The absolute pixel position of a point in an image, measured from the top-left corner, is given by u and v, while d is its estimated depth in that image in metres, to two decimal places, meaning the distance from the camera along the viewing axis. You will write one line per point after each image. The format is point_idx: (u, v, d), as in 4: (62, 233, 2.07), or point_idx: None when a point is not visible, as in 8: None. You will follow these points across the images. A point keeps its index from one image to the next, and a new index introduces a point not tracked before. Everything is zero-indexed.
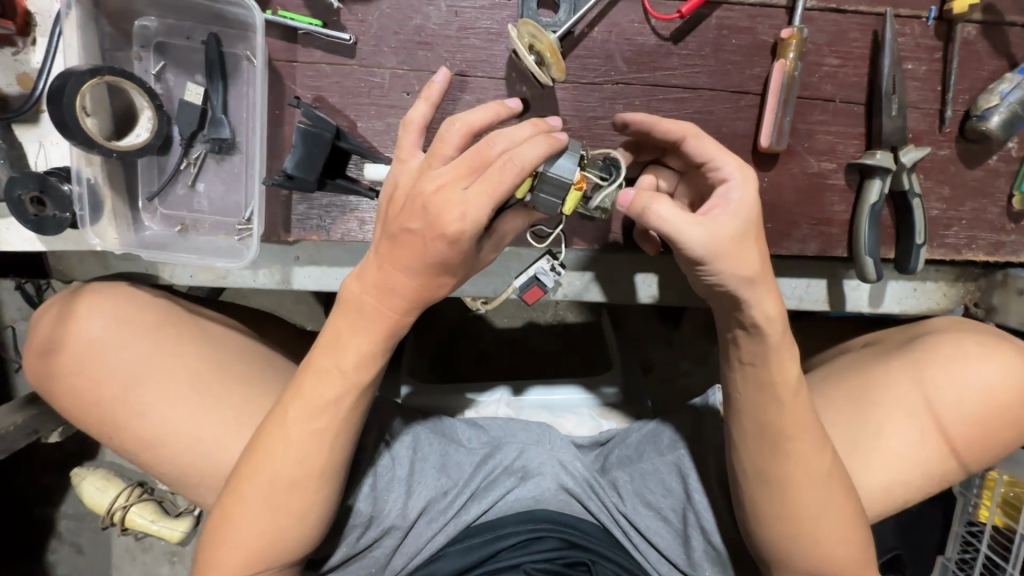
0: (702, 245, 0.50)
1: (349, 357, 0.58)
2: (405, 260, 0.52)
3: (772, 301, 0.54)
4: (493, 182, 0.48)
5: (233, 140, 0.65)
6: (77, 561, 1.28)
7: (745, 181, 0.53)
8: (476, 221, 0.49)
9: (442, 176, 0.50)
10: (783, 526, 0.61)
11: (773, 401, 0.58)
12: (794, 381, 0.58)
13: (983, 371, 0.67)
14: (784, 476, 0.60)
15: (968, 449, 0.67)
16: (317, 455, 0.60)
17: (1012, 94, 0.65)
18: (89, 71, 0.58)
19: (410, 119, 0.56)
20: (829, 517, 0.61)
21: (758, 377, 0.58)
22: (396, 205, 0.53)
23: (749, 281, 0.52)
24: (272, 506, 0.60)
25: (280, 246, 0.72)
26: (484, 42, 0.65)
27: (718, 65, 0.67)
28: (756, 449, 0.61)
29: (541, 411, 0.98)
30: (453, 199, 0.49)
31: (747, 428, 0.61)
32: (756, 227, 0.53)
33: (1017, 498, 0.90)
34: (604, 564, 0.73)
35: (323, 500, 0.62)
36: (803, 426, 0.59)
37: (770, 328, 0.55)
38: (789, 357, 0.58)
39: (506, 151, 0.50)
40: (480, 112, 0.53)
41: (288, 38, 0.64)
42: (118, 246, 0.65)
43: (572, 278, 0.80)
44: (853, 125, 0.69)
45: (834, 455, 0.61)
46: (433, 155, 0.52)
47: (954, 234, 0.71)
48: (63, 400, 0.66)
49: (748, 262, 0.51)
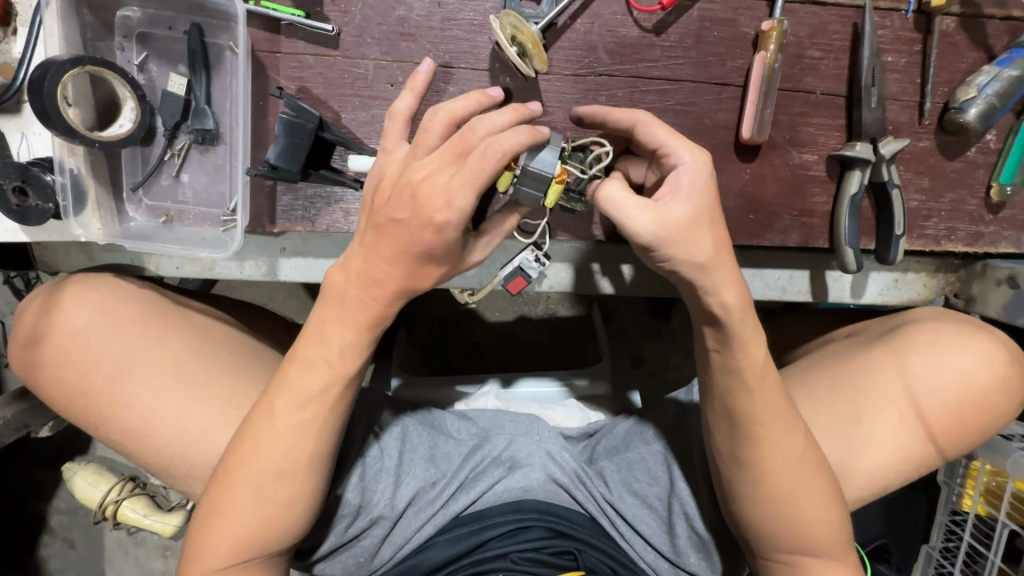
0: (649, 230, 0.50)
1: (335, 348, 0.58)
2: (390, 251, 0.52)
3: (736, 287, 0.54)
4: (476, 169, 0.48)
5: (217, 131, 0.66)
6: (69, 556, 1.28)
7: (694, 164, 0.53)
8: (461, 208, 0.49)
9: (428, 165, 0.50)
10: (765, 512, 0.62)
11: (742, 388, 0.59)
12: (759, 365, 0.58)
13: (959, 359, 0.69)
14: (763, 464, 0.61)
15: (945, 436, 0.69)
16: (303, 446, 0.60)
17: (989, 86, 0.66)
18: (71, 60, 0.58)
19: (396, 110, 0.56)
20: (808, 502, 0.62)
21: (722, 365, 0.59)
22: (382, 194, 0.53)
23: (707, 267, 0.52)
24: (259, 497, 0.60)
25: (266, 237, 0.72)
26: (467, 33, 0.66)
27: (699, 56, 0.68)
28: (735, 437, 0.62)
29: (530, 403, 0.97)
30: (439, 187, 0.49)
31: (724, 415, 0.62)
32: (711, 212, 0.53)
33: (999, 486, 0.91)
34: (590, 552, 0.76)
35: (312, 488, 0.62)
36: (772, 412, 0.60)
37: (732, 317, 0.55)
38: (755, 344, 0.58)
39: (489, 137, 0.50)
40: (462, 100, 0.54)
41: (271, 29, 0.64)
42: (102, 237, 0.65)
43: (558, 270, 0.80)
44: (833, 117, 0.70)
45: (812, 443, 0.62)
46: (418, 146, 0.53)
47: (934, 225, 0.72)
48: (49, 391, 0.66)
49: (698, 246, 0.51)
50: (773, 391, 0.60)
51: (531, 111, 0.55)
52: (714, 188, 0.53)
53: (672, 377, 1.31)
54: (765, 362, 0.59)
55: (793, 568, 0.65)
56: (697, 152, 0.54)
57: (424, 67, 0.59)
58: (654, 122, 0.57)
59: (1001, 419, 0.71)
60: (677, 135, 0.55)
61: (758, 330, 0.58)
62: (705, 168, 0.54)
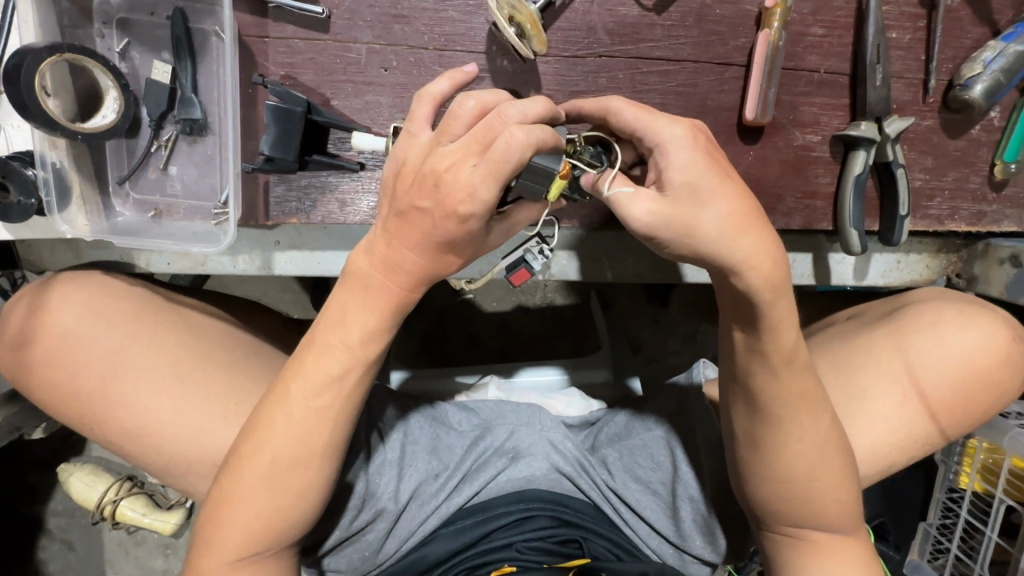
0: (641, 221, 0.50)
1: (356, 333, 0.58)
2: (413, 238, 0.53)
3: (768, 264, 0.50)
4: (499, 162, 0.47)
5: (205, 121, 0.63)
6: (69, 557, 1.27)
7: (686, 141, 0.49)
8: (484, 201, 0.49)
9: (453, 153, 0.49)
10: (780, 485, 0.62)
11: (769, 360, 0.57)
12: (788, 349, 0.56)
13: (960, 340, 0.68)
14: (776, 444, 0.61)
15: (947, 413, 0.68)
16: (317, 433, 0.60)
17: (995, 61, 0.65)
18: (48, 48, 0.56)
19: (427, 92, 0.54)
20: (823, 474, 0.61)
21: (749, 346, 0.57)
22: (405, 179, 0.52)
23: (719, 246, 0.49)
24: (273, 484, 0.60)
25: (259, 230, 0.70)
26: (462, 14, 0.63)
27: (701, 36, 0.66)
28: (755, 421, 0.61)
29: (530, 392, 0.97)
30: (462, 178, 0.48)
31: (746, 393, 0.61)
32: (719, 185, 0.49)
33: (995, 464, 0.93)
34: (595, 540, 0.76)
35: (326, 475, 0.62)
36: (801, 385, 0.58)
37: (759, 295, 0.52)
38: (784, 326, 0.55)
39: (513, 125, 0.48)
40: (493, 93, 0.53)
41: (258, 13, 0.62)
42: (89, 233, 0.63)
43: (560, 259, 0.80)
44: (837, 96, 0.68)
45: (834, 426, 0.62)
46: (443, 133, 0.51)
47: (937, 205, 0.71)
48: (40, 393, 0.64)
49: (706, 223, 0.48)
50: (800, 372, 0.58)
51: (558, 109, 0.54)
52: (706, 158, 0.49)
53: (670, 363, 1.32)
54: (794, 344, 0.56)
55: (804, 541, 0.65)
56: (678, 125, 0.50)
57: (468, 67, 0.58)
58: (626, 106, 0.53)
59: (1004, 395, 0.70)
60: (650, 116, 0.51)
61: (790, 311, 0.54)
62: (688, 141, 0.50)
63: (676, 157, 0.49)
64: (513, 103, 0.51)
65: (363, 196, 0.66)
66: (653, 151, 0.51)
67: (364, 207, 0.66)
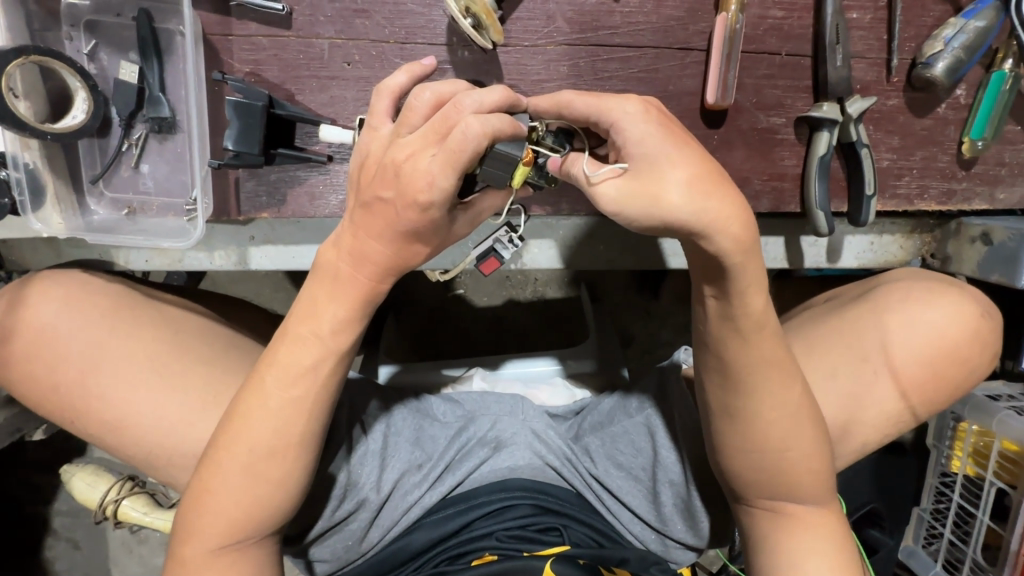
0: (610, 199, 0.49)
1: (326, 323, 0.59)
2: (378, 229, 0.54)
3: (736, 226, 0.47)
4: (455, 151, 0.48)
5: (174, 118, 0.65)
6: (75, 556, 1.29)
7: (639, 112, 0.50)
8: (443, 189, 0.49)
9: (411, 144, 0.50)
10: (751, 463, 0.63)
11: (736, 339, 0.57)
12: (758, 316, 0.55)
13: (933, 316, 0.68)
14: (757, 420, 0.61)
15: (920, 391, 0.69)
16: (292, 424, 0.61)
17: (955, 39, 0.65)
18: (14, 50, 0.58)
19: (385, 86, 0.55)
20: (797, 452, 0.62)
21: (721, 312, 0.56)
22: (368, 171, 0.53)
23: (686, 214, 0.46)
24: (250, 474, 0.61)
25: (235, 225, 0.71)
26: (422, 7, 0.64)
27: (661, 21, 0.67)
28: (724, 402, 0.61)
29: (515, 384, 0.98)
30: (422, 167, 0.49)
31: (716, 370, 0.60)
32: (676, 152, 0.47)
33: (986, 447, 0.93)
34: (575, 528, 0.76)
35: (304, 464, 0.63)
36: (769, 364, 0.58)
37: (728, 257, 0.49)
38: (755, 292, 0.54)
39: (469, 114, 0.49)
40: (449, 84, 0.54)
41: (221, 12, 0.63)
42: (63, 231, 0.65)
43: (533, 249, 0.81)
44: (799, 78, 0.69)
45: (807, 399, 0.62)
46: (402, 125, 0.52)
47: (906, 184, 0.71)
48: (22, 388, 0.65)
49: (664, 189, 0.46)
50: (762, 352, 0.57)
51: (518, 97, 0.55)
52: (660, 127, 0.49)
53: (661, 354, 1.32)
54: (749, 315, 0.55)
55: (780, 517, 0.65)
56: (630, 102, 0.50)
57: (428, 59, 0.60)
58: (576, 98, 0.54)
59: (976, 370, 0.70)
60: (601, 100, 0.52)
61: (749, 284, 0.54)
62: (641, 114, 0.49)
63: (629, 132, 0.49)
64: (467, 93, 0.51)
65: (332, 189, 0.67)
66: (610, 130, 0.51)
67: (334, 200, 0.67)
